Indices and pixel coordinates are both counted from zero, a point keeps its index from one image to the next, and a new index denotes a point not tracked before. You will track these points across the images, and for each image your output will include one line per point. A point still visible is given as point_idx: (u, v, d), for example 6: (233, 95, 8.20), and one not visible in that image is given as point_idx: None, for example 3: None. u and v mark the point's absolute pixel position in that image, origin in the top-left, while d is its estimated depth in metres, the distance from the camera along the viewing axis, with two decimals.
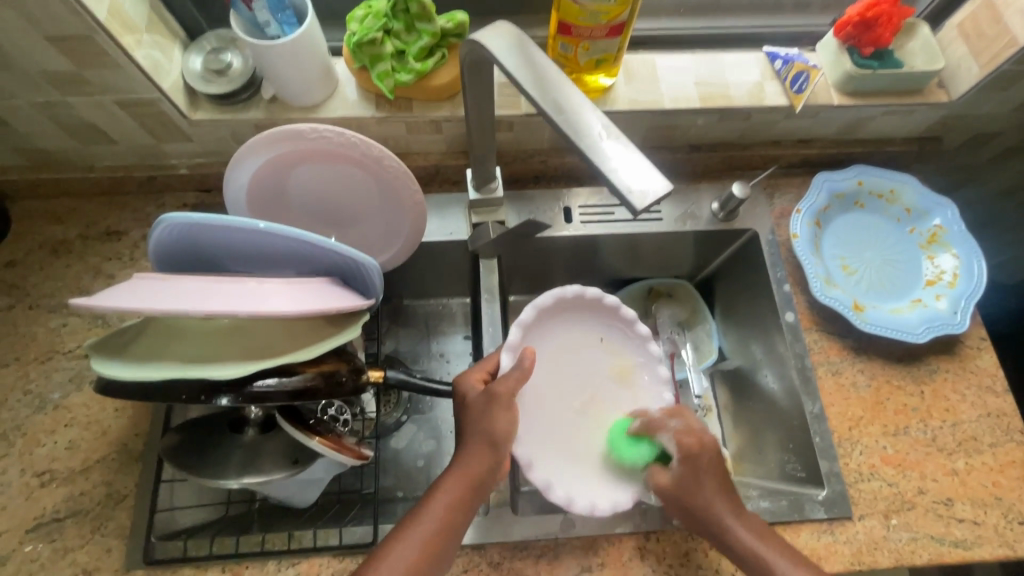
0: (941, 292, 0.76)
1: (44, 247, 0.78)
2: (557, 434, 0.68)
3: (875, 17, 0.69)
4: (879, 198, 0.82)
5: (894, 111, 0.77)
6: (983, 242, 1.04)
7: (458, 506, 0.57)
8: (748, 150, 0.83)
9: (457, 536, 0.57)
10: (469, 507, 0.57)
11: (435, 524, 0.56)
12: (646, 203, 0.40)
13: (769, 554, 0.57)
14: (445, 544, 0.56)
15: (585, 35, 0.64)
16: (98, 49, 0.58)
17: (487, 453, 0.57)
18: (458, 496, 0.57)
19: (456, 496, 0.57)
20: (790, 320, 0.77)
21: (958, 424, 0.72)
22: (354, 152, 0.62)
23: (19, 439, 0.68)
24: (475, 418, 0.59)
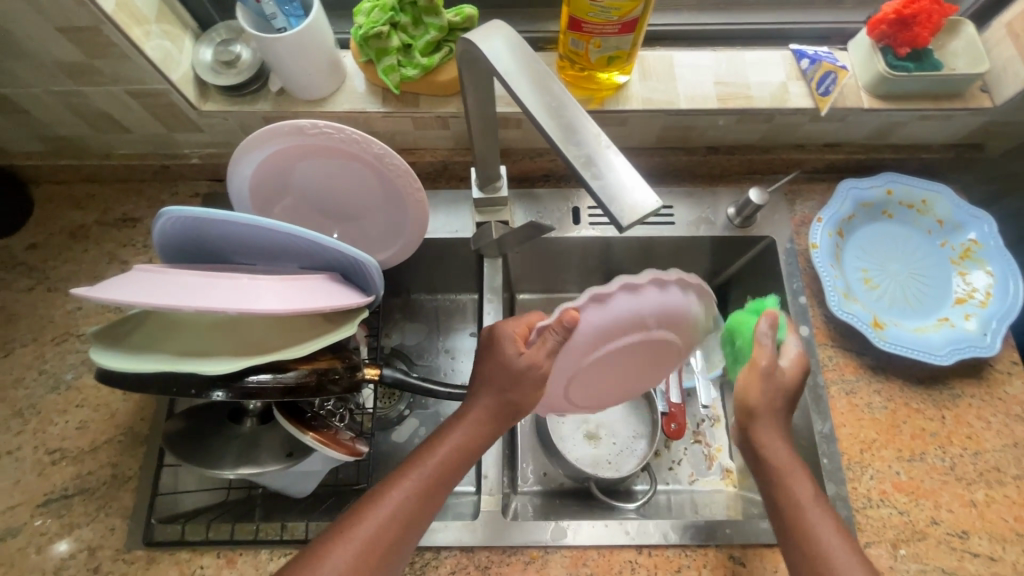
0: (971, 312, 0.71)
1: (63, 231, 0.80)
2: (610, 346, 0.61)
3: (914, 15, 0.64)
4: (909, 208, 0.77)
5: (930, 116, 0.72)
6: None
7: (461, 454, 0.56)
8: (770, 153, 0.79)
9: (453, 483, 0.56)
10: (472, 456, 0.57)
11: (439, 465, 0.55)
12: (634, 219, 0.38)
13: (805, 500, 0.55)
14: (441, 488, 0.55)
15: (596, 31, 0.61)
16: (107, 41, 0.58)
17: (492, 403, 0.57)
18: (465, 441, 0.57)
19: (464, 440, 0.56)
20: (804, 334, 0.73)
21: (980, 453, 0.68)
22: (355, 148, 0.61)
23: (34, 417, 0.71)
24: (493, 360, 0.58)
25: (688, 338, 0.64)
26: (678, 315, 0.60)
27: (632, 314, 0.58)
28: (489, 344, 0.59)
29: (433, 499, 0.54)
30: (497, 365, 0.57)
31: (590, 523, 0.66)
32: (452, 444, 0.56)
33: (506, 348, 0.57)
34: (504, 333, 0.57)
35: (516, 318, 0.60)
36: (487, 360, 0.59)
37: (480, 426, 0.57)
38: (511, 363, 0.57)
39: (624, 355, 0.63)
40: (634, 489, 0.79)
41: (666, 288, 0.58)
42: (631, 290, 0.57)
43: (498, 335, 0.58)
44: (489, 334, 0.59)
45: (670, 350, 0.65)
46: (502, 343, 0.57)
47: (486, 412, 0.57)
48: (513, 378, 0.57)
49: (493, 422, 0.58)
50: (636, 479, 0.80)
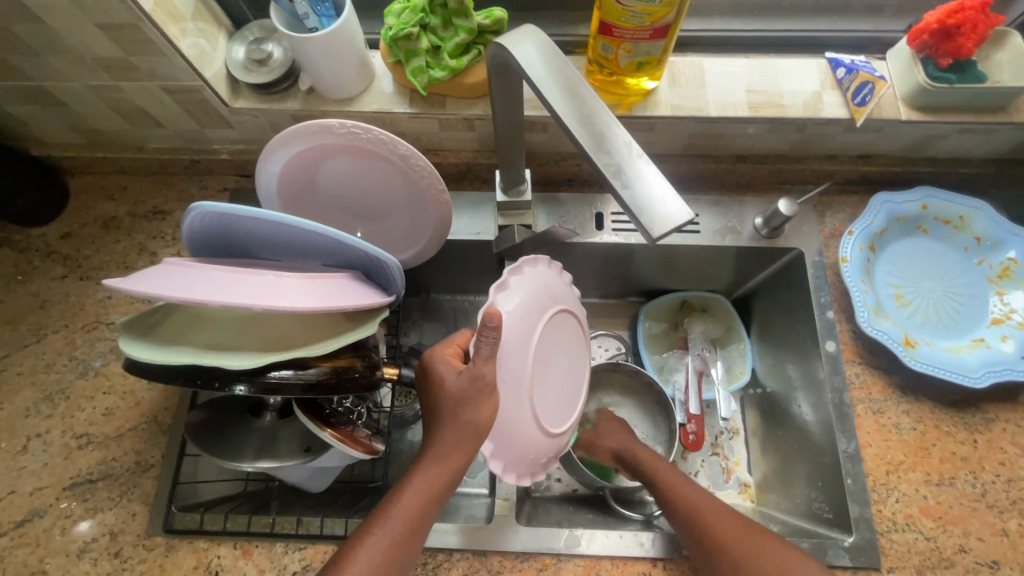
0: (1008, 333, 0.69)
1: (97, 222, 0.82)
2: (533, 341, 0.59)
3: (958, 25, 0.62)
4: (945, 224, 0.75)
5: (972, 129, 0.69)
6: None
7: (426, 502, 0.54)
8: (800, 163, 0.77)
9: (426, 531, 0.54)
10: (438, 504, 0.55)
11: (404, 519, 0.53)
12: (664, 231, 0.37)
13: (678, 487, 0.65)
14: (414, 540, 0.53)
15: (627, 36, 0.61)
16: (145, 38, 0.60)
17: (462, 437, 0.54)
18: (430, 490, 0.54)
19: (429, 489, 0.54)
20: (830, 349, 0.72)
21: (1014, 481, 0.65)
22: (383, 148, 0.61)
23: (63, 402, 0.73)
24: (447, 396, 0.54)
25: (574, 305, 0.66)
26: (556, 288, 0.64)
27: (531, 292, 0.60)
28: (425, 379, 0.57)
29: (404, 552, 0.52)
30: (440, 392, 0.55)
31: (604, 533, 0.65)
32: (414, 492, 0.54)
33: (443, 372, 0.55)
34: (430, 362, 0.57)
35: (440, 343, 0.60)
36: (430, 395, 0.57)
37: (441, 473, 0.54)
38: (452, 384, 0.54)
39: (553, 342, 0.62)
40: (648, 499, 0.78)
41: (535, 265, 0.63)
42: (517, 272, 0.60)
43: (430, 365, 0.57)
44: (422, 369, 0.58)
45: (576, 329, 0.66)
46: (438, 366, 0.57)
47: (447, 455, 0.54)
48: (457, 398, 0.54)
49: (464, 447, 0.54)
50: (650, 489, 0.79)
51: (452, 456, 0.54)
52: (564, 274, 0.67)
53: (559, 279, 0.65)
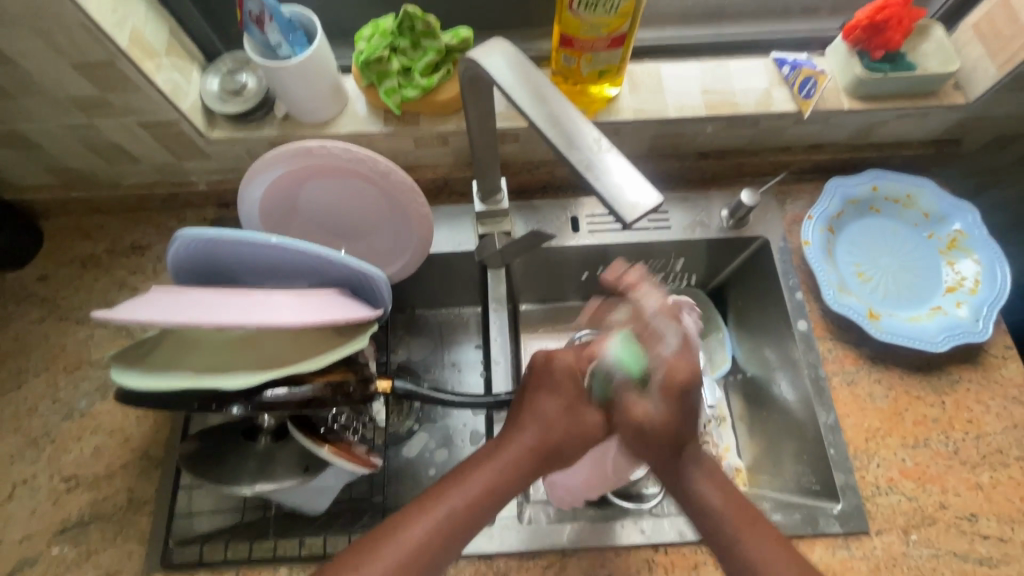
0: (962, 300, 0.74)
1: (74, 262, 0.82)
2: None
3: (886, 20, 0.68)
4: (895, 203, 0.80)
5: (909, 114, 0.75)
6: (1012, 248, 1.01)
7: (485, 497, 0.52)
8: (757, 156, 0.82)
9: (475, 527, 0.52)
10: (497, 501, 0.53)
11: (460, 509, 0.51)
12: (636, 216, 0.40)
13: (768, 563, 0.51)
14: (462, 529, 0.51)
15: (587, 47, 0.65)
16: (121, 75, 0.61)
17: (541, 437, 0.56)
18: (493, 484, 0.53)
19: (492, 483, 0.53)
20: (803, 328, 0.75)
21: (983, 436, 0.69)
22: (362, 167, 0.63)
23: (48, 446, 0.72)
24: (562, 413, 0.58)
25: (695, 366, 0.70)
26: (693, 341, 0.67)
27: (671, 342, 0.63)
28: (548, 378, 0.60)
29: (441, 550, 0.50)
30: (560, 405, 0.58)
31: (604, 524, 0.67)
32: (477, 484, 0.52)
33: (571, 391, 0.59)
34: (567, 368, 0.60)
35: (570, 351, 0.62)
36: (538, 398, 0.59)
37: (507, 468, 0.54)
38: (582, 412, 0.59)
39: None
40: (645, 491, 0.78)
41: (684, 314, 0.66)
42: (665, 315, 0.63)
43: (557, 369, 0.60)
44: (546, 366, 0.61)
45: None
46: (566, 381, 0.59)
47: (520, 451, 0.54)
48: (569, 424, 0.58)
49: (536, 450, 0.55)
50: (646, 483, 0.79)
51: (528, 463, 0.55)
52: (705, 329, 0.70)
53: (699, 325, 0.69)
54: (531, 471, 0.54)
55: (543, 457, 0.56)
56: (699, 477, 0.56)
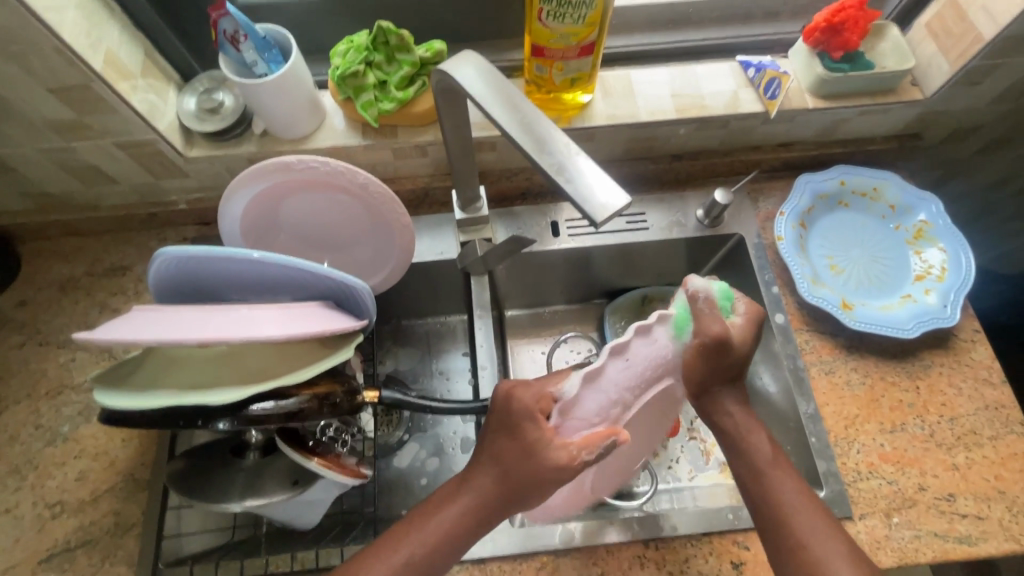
0: (930, 287, 0.76)
1: (53, 285, 0.81)
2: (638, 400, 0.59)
3: (842, 22, 0.71)
4: (863, 196, 0.83)
5: (870, 111, 0.78)
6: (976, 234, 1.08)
7: (454, 531, 0.54)
8: (729, 156, 0.85)
9: (457, 549, 0.54)
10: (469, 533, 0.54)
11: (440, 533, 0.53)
12: (607, 216, 0.41)
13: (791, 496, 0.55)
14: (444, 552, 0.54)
15: (558, 56, 0.66)
16: (97, 97, 0.62)
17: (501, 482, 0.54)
18: (461, 519, 0.54)
19: (461, 517, 0.54)
20: (780, 321, 0.77)
21: (956, 418, 0.71)
22: (341, 180, 0.64)
23: (31, 473, 0.71)
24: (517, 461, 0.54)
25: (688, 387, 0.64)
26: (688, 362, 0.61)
27: (652, 366, 0.58)
28: (506, 418, 0.56)
29: (453, 542, 0.54)
30: (518, 447, 0.54)
31: (594, 523, 0.67)
32: (446, 519, 0.54)
33: (533, 432, 0.54)
34: (525, 409, 0.55)
35: (529, 387, 0.57)
36: (499, 440, 0.55)
37: (472, 506, 0.54)
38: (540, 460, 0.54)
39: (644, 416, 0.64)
40: (636, 489, 0.80)
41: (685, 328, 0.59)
42: (645, 336, 0.58)
43: (515, 409, 0.56)
44: (507, 404, 0.56)
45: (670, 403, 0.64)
46: (526, 423, 0.55)
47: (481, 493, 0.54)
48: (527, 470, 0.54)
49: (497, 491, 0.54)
50: (637, 481, 0.80)
51: (488, 507, 0.54)
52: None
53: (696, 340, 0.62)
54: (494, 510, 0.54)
55: (503, 500, 0.54)
56: (730, 400, 0.60)
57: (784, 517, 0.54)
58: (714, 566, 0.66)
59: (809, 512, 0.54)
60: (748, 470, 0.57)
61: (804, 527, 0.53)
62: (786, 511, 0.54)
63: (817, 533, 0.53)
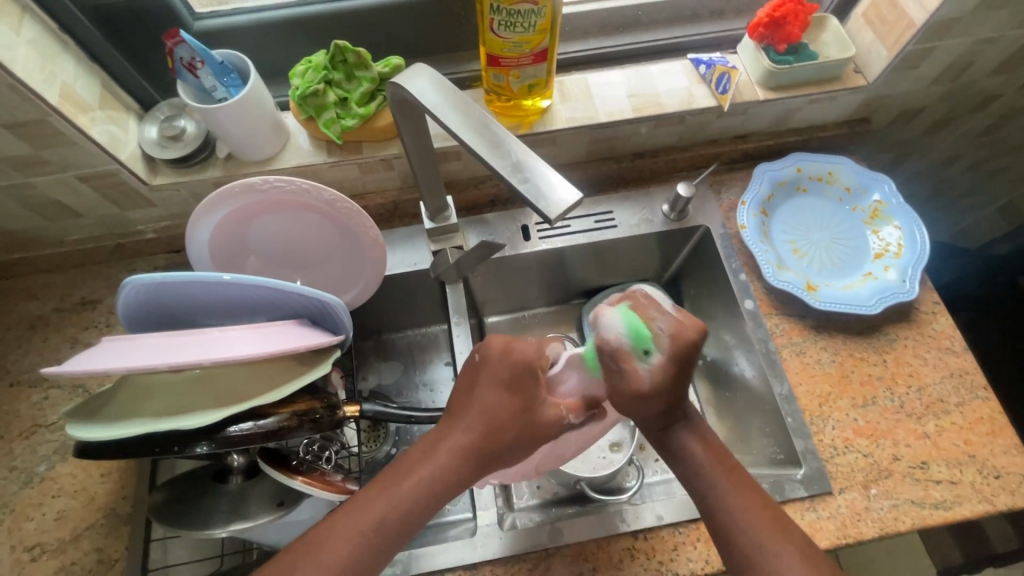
0: (889, 264, 0.79)
1: (22, 324, 0.80)
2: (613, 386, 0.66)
3: (784, 17, 0.74)
4: (819, 181, 0.86)
5: (818, 99, 0.81)
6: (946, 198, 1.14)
7: (424, 494, 0.52)
8: (688, 151, 0.87)
9: (401, 537, 0.51)
10: (441, 497, 0.53)
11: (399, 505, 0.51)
12: (561, 212, 0.43)
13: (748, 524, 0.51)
14: (394, 533, 0.51)
15: (513, 64, 0.68)
16: (54, 131, 0.62)
17: (500, 431, 0.55)
18: (452, 471, 0.54)
19: (451, 468, 0.54)
20: (750, 306, 0.79)
21: (924, 388, 0.74)
22: (308, 197, 0.65)
23: (7, 516, 0.69)
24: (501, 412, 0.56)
25: None
26: None
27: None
28: (503, 369, 0.57)
29: (386, 544, 0.50)
30: (518, 403, 0.57)
31: (583, 518, 0.68)
32: (415, 484, 0.52)
33: (528, 387, 0.58)
34: (526, 360, 0.57)
35: (534, 344, 0.60)
36: (494, 392, 0.57)
37: (459, 458, 0.54)
38: (535, 410, 0.57)
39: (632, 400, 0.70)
40: (624, 484, 0.81)
41: None
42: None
43: (516, 362, 0.57)
44: (504, 358, 0.57)
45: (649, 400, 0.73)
46: (528, 378, 0.58)
47: (468, 443, 0.55)
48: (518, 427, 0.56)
49: (479, 449, 0.55)
50: (625, 475, 0.81)
51: (468, 465, 0.54)
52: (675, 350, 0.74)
53: None
54: (477, 467, 0.55)
55: (481, 455, 0.55)
56: (686, 433, 0.58)
57: (738, 539, 0.51)
58: (702, 552, 0.67)
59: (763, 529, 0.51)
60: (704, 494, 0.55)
61: (757, 543, 0.50)
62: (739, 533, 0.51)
63: (769, 547, 0.50)
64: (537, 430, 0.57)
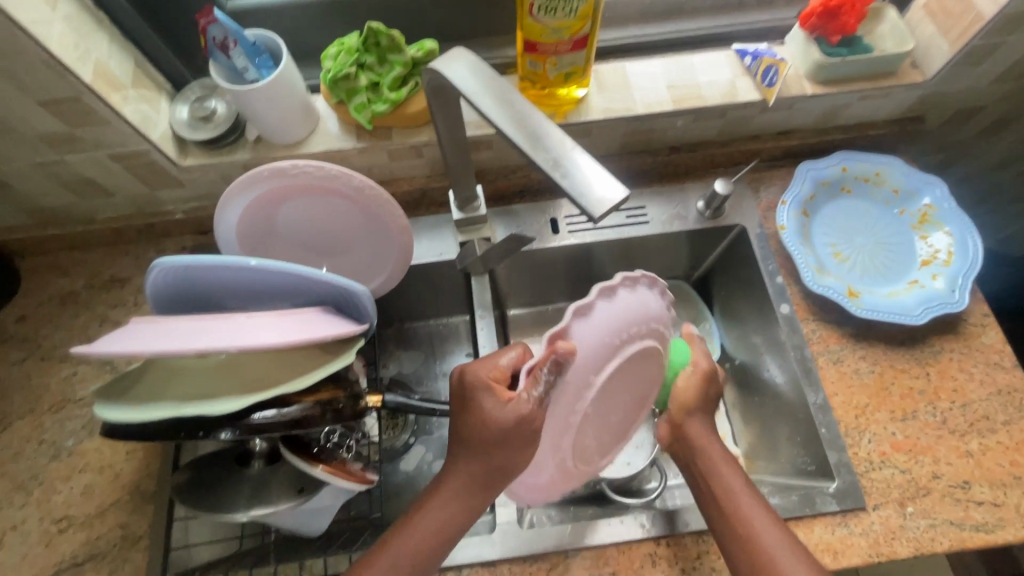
0: (937, 272, 0.75)
1: (53, 299, 0.81)
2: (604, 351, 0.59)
3: (839, 6, 0.70)
4: (865, 182, 0.82)
5: (870, 95, 0.77)
6: (995, 208, 1.09)
7: (457, 507, 0.56)
8: (728, 146, 0.84)
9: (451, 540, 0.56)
10: (467, 509, 0.56)
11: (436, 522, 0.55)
12: (605, 210, 0.41)
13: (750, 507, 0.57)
14: (446, 534, 0.55)
15: (551, 51, 0.65)
16: (87, 109, 0.61)
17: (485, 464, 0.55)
18: (464, 493, 0.56)
19: (462, 492, 0.56)
20: (785, 311, 0.76)
21: (968, 404, 0.70)
22: (336, 183, 0.64)
23: (37, 488, 0.70)
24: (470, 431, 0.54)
25: (661, 331, 0.64)
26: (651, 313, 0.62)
27: (606, 333, 0.59)
28: (461, 395, 0.56)
29: (437, 547, 0.55)
30: (473, 418, 0.54)
31: (605, 521, 0.67)
32: (445, 502, 0.56)
33: (481, 403, 0.54)
34: (479, 380, 0.55)
35: (485, 360, 0.57)
36: (464, 419, 0.55)
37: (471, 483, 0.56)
38: (498, 417, 0.53)
39: (627, 369, 0.63)
40: (646, 486, 0.79)
41: (636, 286, 0.61)
42: (583, 318, 0.58)
43: (470, 382, 0.55)
44: (460, 382, 0.56)
45: (656, 361, 0.66)
46: (481, 394, 0.55)
47: (468, 473, 0.55)
48: (491, 440, 0.53)
49: (479, 471, 0.55)
50: (646, 477, 0.80)
51: (477, 485, 0.56)
52: (667, 302, 0.64)
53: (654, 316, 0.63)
54: (481, 487, 0.56)
55: (486, 477, 0.56)
56: (699, 429, 0.63)
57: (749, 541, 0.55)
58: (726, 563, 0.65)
59: (771, 526, 0.55)
60: (718, 490, 0.59)
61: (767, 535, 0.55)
62: (756, 533, 0.55)
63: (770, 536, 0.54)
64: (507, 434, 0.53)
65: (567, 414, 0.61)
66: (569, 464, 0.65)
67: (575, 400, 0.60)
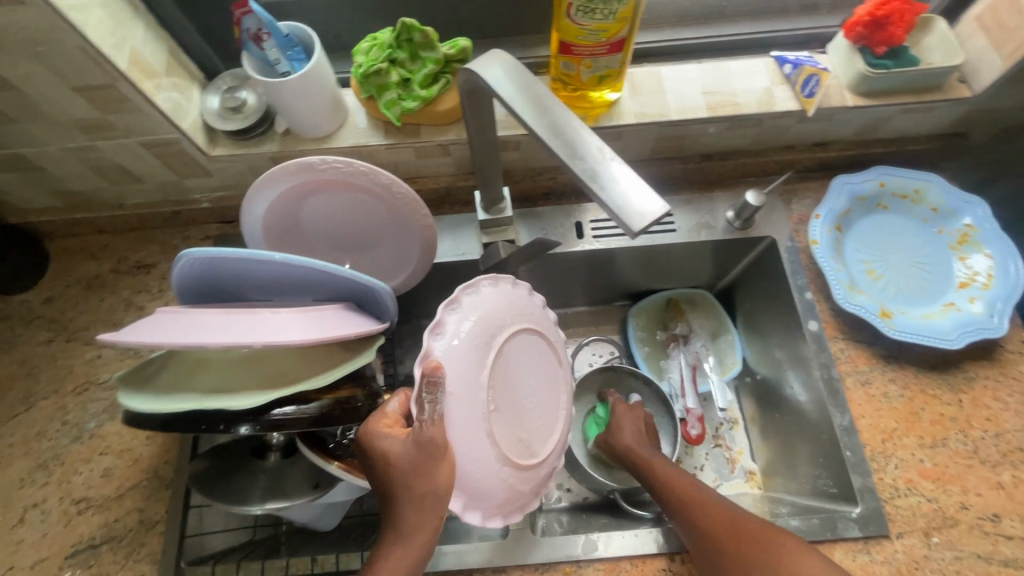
0: (975, 295, 0.73)
1: (80, 282, 0.82)
2: (482, 348, 0.56)
3: (887, 16, 0.67)
4: (903, 199, 0.79)
5: (914, 109, 0.74)
6: None
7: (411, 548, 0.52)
8: (761, 156, 0.82)
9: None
10: (424, 546, 0.52)
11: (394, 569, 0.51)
12: (644, 224, 0.40)
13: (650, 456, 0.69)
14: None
15: (587, 53, 0.64)
16: (122, 96, 0.62)
17: (421, 499, 0.51)
18: (411, 533, 0.52)
19: (409, 532, 0.52)
20: (814, 328, 0.74)
21: (1002, 434, 0.68)
22: (363, 180, 0.63)
23: (58, 468, 0.71)
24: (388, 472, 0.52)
25: (534, 316, 0.62)
26: (513, 301, 0.61)
27: (470, 334, 0.56)
28: (367, 449, 0.53)
29: None
30: (382, 463, 0.53)
31: (619, 534, 0.65)
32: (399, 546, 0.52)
33: (374, 447, 0.53)
34: (372, 430, 0.53)
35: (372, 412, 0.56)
36: (377, 467, 0.53)
37: (422, 522, 0.52)
38: (400, 449, 0.51)
39: (517, 357, 0.59)
40: None
41: (483, 286, 0.60)
42: (438, 334, 0.55)
43: (367, 439, 0.54)
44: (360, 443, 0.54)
45: (547, 344, 0.63)
46: (379, 438, 0.53)
47: (408, 510, 0.51)
48: (407, 467, 0.51)
49: (419, 506, 0.51)
50: None
51: (423, 520, 0.52)
52: (527, 290, 0.63)
53: (517, 304, 0.61)
54: (426, 522, 0.52)
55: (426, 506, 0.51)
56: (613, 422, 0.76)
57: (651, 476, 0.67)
58: None
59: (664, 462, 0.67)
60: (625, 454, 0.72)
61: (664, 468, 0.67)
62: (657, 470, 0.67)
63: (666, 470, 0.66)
64: (418, 457, 0.51)
65: (479, 421, 0.54)
66: (518, 474, 0.57)
67: (477, 404, 0.54)
